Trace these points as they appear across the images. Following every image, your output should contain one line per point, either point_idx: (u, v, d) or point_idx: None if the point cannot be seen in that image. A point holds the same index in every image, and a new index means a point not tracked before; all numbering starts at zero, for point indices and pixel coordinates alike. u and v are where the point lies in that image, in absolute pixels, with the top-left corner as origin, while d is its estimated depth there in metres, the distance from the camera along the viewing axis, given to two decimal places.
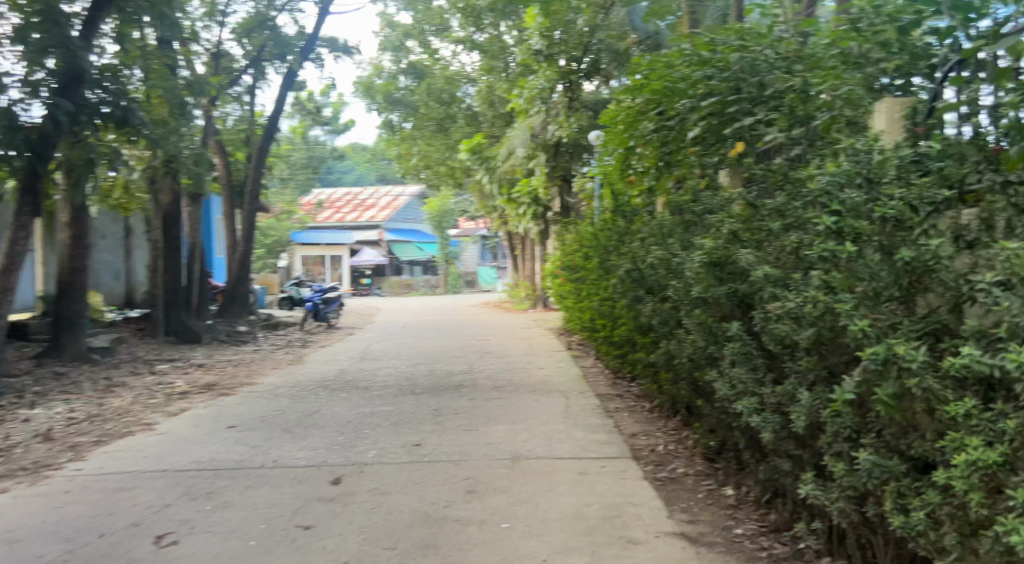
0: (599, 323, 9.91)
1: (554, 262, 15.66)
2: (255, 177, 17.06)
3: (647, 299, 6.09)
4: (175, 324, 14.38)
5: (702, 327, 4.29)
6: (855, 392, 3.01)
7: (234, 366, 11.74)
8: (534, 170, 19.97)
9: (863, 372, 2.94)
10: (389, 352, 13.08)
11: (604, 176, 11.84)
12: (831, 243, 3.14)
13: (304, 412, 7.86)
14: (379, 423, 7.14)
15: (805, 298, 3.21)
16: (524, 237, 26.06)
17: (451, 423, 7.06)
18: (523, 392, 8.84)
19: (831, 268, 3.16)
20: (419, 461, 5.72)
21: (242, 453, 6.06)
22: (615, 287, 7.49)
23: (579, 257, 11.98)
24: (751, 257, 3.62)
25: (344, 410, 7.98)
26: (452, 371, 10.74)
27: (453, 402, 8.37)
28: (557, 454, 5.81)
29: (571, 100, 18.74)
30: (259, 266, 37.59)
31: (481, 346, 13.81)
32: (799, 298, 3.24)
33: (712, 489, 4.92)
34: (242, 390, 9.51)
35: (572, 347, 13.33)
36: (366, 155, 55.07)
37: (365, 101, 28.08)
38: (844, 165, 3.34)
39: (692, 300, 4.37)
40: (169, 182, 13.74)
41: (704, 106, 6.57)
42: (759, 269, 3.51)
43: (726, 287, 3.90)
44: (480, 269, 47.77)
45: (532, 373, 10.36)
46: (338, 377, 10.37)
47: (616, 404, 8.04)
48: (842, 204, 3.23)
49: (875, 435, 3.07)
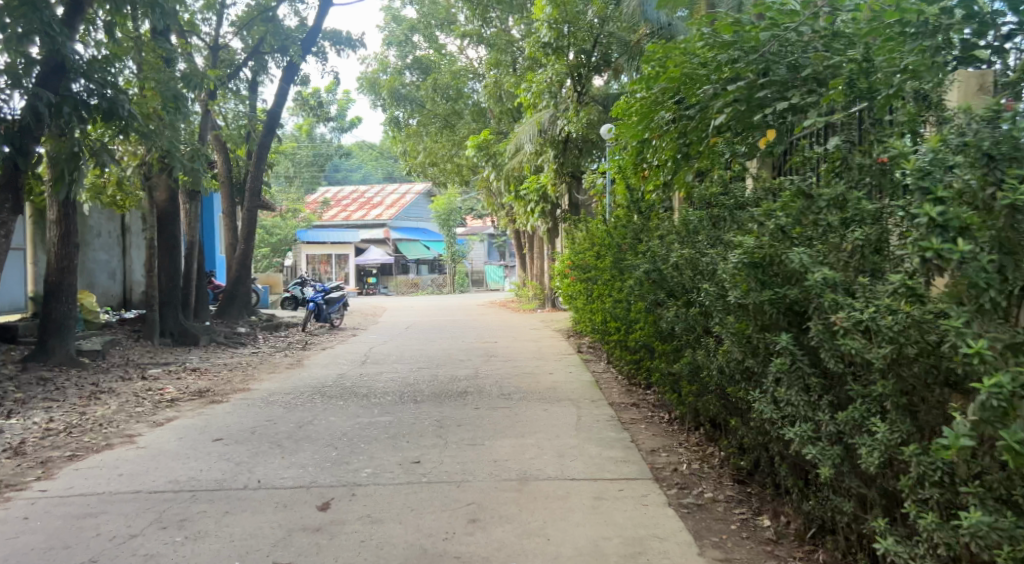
0: (612, 326, 9.39)
1: (563, 261, 15.12)
2: (256, 174, 16.53)
3: (669, 303, 5.57)
4: (171, 325, 13.86)
5: (738, 338, 3.78)
6: (970, 435, 2.47)
7: (229, 370, 11.24)
8: (543, 165, 19.47)
9: (981, 406, 2.43)
10: (393, 356, 12.57)
11: (616, 172, 11.38)
12: (933, 238, 2.60)
13: (298, 422, 7.35)
14: (377, 436, 6.63)
15: (888, 308, 2.69)
16: (532, 236, 25.51)
17: (454, 436, 6.53)
18: (532, 400, 8.31)
19: (928, 272, 2.64)
20: (417, 482, 5.20)
21: (225, 471, 5.55)
22: (631, 288, 6.97)
23: (590, 256, 11.44)
24: (804, 256, 3.10)
25: (341, 420, 7.46)
26: (458, 376, 10.22)
27: (458, 410, 7.85)
28: (569, 474, 5.30)
29: (581, 94, 18.07)
30: (265, 265, 37.18)
31: (487, 348, 13.29)
32: (877, 310, 2.73)
33: (746, 519, 4.40)
34: (235, 397, 9.00)
35: (582, 349, 12.80)
36: (373, 153, 54.48)
37: (370, 97, 27.53)
38: (951, 141, 2.76)
39: (725, 307, 3.85)
40: (166, 177, 13.24)
41: (731, 91, 6.07)
42: (817, 272, 2.99)
43: (768, 293, 3.36)
44: (488, 268, 47.21)
45: (541, 378, 9.83)
46: (337, 383, 9.85)
47: (631, 415, 7.52)
48: (948, 187, 2.67)
49: (981, 483, 2.59)
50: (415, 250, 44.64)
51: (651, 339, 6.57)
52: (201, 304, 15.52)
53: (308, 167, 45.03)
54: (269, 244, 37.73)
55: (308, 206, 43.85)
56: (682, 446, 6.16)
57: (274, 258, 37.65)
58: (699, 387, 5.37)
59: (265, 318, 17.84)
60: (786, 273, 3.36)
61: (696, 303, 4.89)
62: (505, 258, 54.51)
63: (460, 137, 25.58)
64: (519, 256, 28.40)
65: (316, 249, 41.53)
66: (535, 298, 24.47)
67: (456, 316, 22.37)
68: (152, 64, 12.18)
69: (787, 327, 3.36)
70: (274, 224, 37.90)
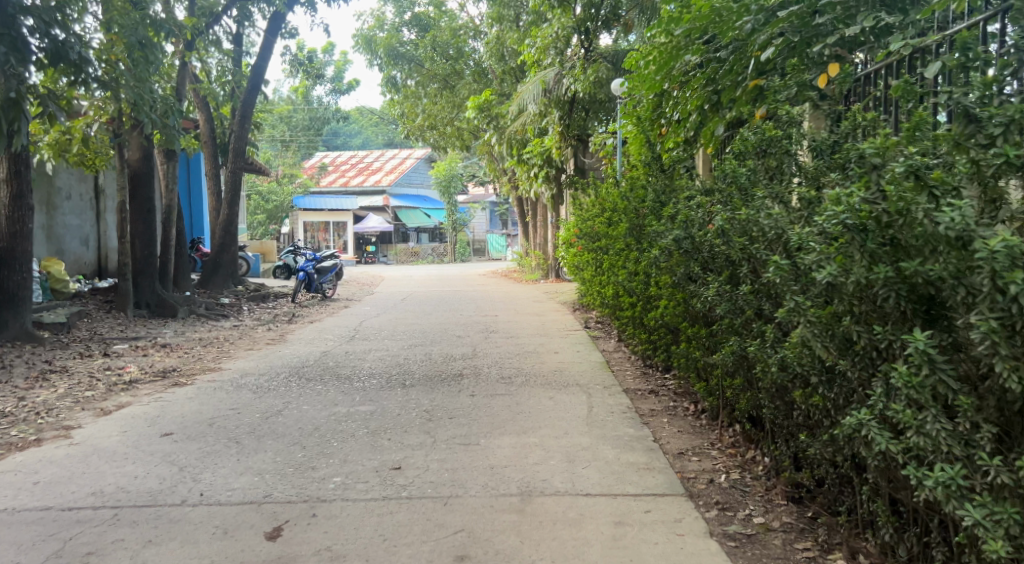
0: (625, 299, 8.45)
1: (569, 229, 14.03)
2: (240, 133, 15.46)
3: (705, 277, 4.63)
4: (147, 296, 12.86)
5: (821, 333, 2.88)
6: None
7: (204, 346, 10.24)
8: (548, 127, 18.37)
9: None
10: (385, 330, 11.58)
11: (632, 132, 10.34)
12: None
13: (265, 412, 6.35)
14: (354, 431, 5.63)
15: None
16: (536, 203, 24.37)
17: (444, 433, 5.53)
18: (536, 386, 7.31)
19: None
20: (394, 497, 4.23)
21: (165, 479, 4.57)
22: (652, 260, 6.02)
23: (600, 224, 10.41)
24: (965, 223, 2.29)
25: (315, 409, 6.47)
26: (454, 356, 9.22)
27: (450, 398, 6.86)
28: (581, 488, 4.32)
29: (588, 51, 16.98)
30: (260, 233, 36.24)
31: (486, 323, 12.29)
32: None
33: (815, 558, 3.51)
34: (201, 379, 7.99)
35: (590, 325, 11.80)
36: (372, 118, 53.15)
37: (366, 56, 26.25)
38: None
39: (807, 288, 2.96)
40: (137, 134, 12.26)
41: (781, 19, 5.03)
42: (993, 246, 2.18)
43: (887, 275, 2.51)
44: (490, 237, 46.11)
45: (546, 359, 8.83)
46: (319, 362, 8.84)
47: (650, 404, 6.54)
48: None
49: None
50: (415, 218, 43.52)
51: (675, 319, 5.64)
52: (182, 273, 14.53)
53: (305, 131, 43.80)
54: (264, 210, 36.65)
55: (305, 172, 42.71)
56: (715, 447, 5.25)
57: (270, 225, 36.63)
58: (739, 382, 4.48)
59: (253, 288, 16.85)
60: (908, 249, 2.53)
61: (746, 278, 3.93)
62: (508, 227, 53.37)
63: (460, 98, 24.41)
64: (521, 225, 27.29)
65: (313, 216, 40.45)
66: (538, 269, 23.46)
67: (455, 287, 21.31)
68: (120, 8, 11.11)
69: (911, 320, 2.54)
70: (269, 189, 36.79)
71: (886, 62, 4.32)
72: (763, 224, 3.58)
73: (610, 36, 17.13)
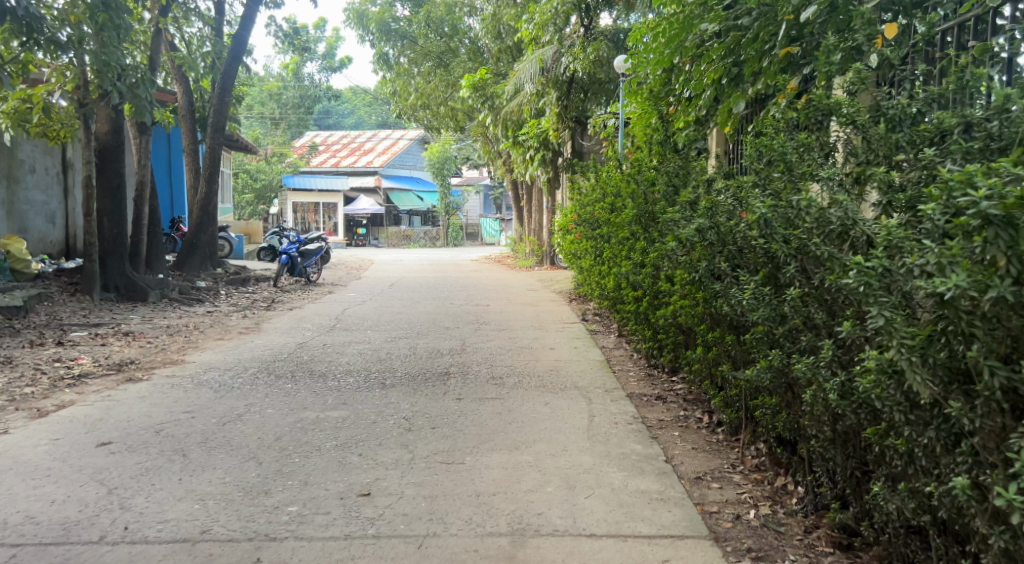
0: (628, 291, 7.73)
1: (565, 215, 13.27)
2: (220, 107, 14.67)
3: (734, 276, 3.92)
4: (115, 278, 12.07)
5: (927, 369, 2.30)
6: None
7: (171, 334, 9.47)
8: (544, 108, 17.59)
9: None
10: (369, 320, 10.84)
11: (642, 112, 9.59)
12: None
13: (223, 417, 5.60)
14: (321, 444, 4.90)
15: None
16: (532, 186, 23.55)
17: (424, 447, 4.80)
18: (529, 388, 6.58)
19: None
20: (358, 536, 3.50)
21: (86, 506, 3.83)
22: (666, 252, 5.33)
23: (601, 210, 9.67)
24: None
25: (280, 413, 5.72)
26: (441, 351, 8.48)
27: (434, 402, 6.12)
28: (583, 526, 3.60)
29: (588, 30, 16.26)
30: (248, 213, 35.43)
31: (478, 313, 11.55)
32: None
33: None
34: (160, 373, 7.23)
35: (588, 318, 11.06)
36: (365, 98, 52.13)
37: (358, 31, 25.36)
38: None
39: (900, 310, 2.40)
40: (104, 104, 11.56)
41: None
42: None
43: None
44: (483, 221, 45.32)
45: (541, 356, 8.11)
46: (292, 356, 8.09)
47: (657, 414, 5.80)
48: None
49: None
50: (407, 201, 42.57)
51: (691, 322, 4.94)
52: (155, 254, 13.70)
53: (295, 110, 42.87)
54: (252, 189, 35.79)
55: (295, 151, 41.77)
56: (737, 470, 4.54)
57: (259, 205, 35.76)
58: (773, 401, 3.83)
59: (233, 270, 16.05)
60: None
61: (794, 280, 3.24)
62: (502, 211, 52.52)
63: (454, 77, 23.56)
64: (516, 209, 26.49)
65: (303, 196, 39.77)
66: (533, 256, 22.69)
67: (446, 272, 20.52)
68: None
69: None
70: (258, 168, 35.97)
71: (974, 11, 3.65)
72: (828, 213, 2.93)
73: (609, 16, 16.56)
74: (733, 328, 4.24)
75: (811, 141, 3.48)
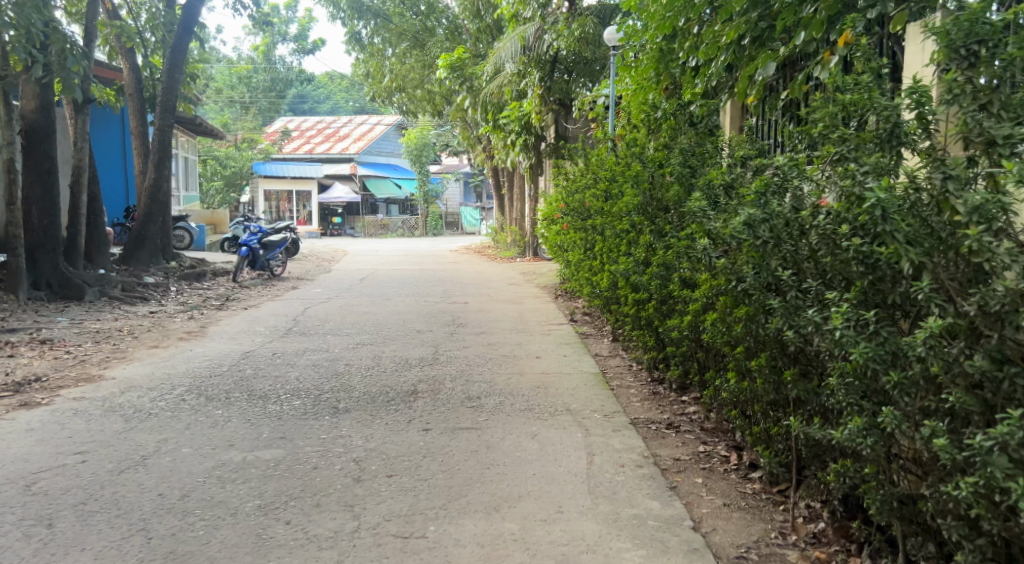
0: (625, 292, 6.58)
1: (549, 202, 12.17)
2: (170, 86, 13.40)
3: (802, 287, 2.86)
4: (47, 274, 10.76)
5: None
6: None
7: (98, 341, 8.21)
8: (526, 89, 16.45)
9: None
10: (331, 322, 9.63)
11: (642, 87, 8.53)
12: None
13: (121, 461, 4.39)
14: (238, 506, 3.72)
15: None
16: (513, 172, 22.37)
17: (373, 512, 3.64)
18: (513, 414, 5.42)
19: None
20: None
21: None
22: (689, 248, 4.24)
23: (592, 197, 8.56)
24: None
25: (197, 455, 4.51)
26: (410, 361, 7.30)
27: (395, 435, 4.95)
28: None
29: (572, 7, 15.18)
30: (218, 201, 34.02)
31: (454, 313, 10.37)
32: None
33: None
34: (66, 394, 5.98)
35: (575, 319, 9.88)
36: (341, 82, 50.62)
37: (329, 9, 23.91)
38: None
39: None
40: (27, 79, 10.31)
41: None
42: None
43: None
44: (463, 210, 44.01)
45: (526, 368, 6.94)
46: (233, 370, 6.88)
47: (669, 449, 4.65)
48: None
49: None
50: (384, 187, 40.87)
51: (723, 342, 3.81)
52: (95, 247, 12.43)
53: (266, 93, 41.75)
54: (222, 176, 34.36)
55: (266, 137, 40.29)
56: (790, 543, 3.38)
57: (229, 193, 34.34)
58: (860, 466, 2.78)
59: (188, 264, 14.74)
60: None
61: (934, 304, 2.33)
62: (483, 200, 51.13)
63: (430, 58, 22.31)
64: (496, 197, 25.27)
65: (276, 183, 38.35)
66: (515, 245, 21.53)
67: (423, 264, 19.31)
68: None
69: None
70: (227, 154, 34.52)
71: None
72: None
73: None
74: (787, 355, 3.21)
75: (957, 79, 2.53)
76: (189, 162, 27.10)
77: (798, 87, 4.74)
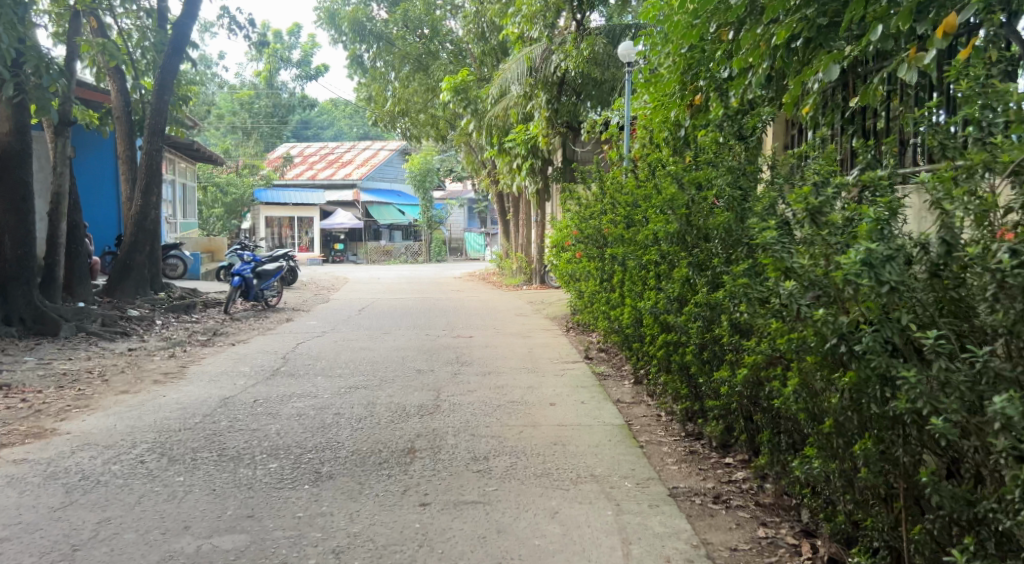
0: (652, 331, 5.79)
1: (559, 229, 11.40)
2: (161, 107, 12.71)
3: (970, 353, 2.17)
4: (21, 308, 9.92)
5: None
6: None
7: (62, 385, 7.36)
8: (532, 112, 15.70)
9: None
10: (324, 361, 8.80)
11: (664, 104, 7.82)
12: None
13: (46, 554, 3.54)
14: None
15: None
16: (519, 198, 21.61)
17: None
18: (528, 482, 4.57)
19: None
20: None
21: None
22: (751, 286, 3.50)
23: (610, 224, 7.81)
24: None
25: (141, 545, 3.67)
26: (408, 409, 6.45)
27: (385, 512, 4.10)
28: None
29: (581, 30, 14.55)
30: (219, 228, 33.41)
31: (458, 349, 9.53)
32: None
33: None
34: (5, 455, 5.13)
35: (591, 357, 8.99)
36: (344, 108, 50.19)
37: (330, 32, 23.30)
38: None
39: None
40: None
41: None
42: None
43: None
44: (467, 236, 43.34)
45: (540, 419, 6.09)
46: (206, 422, 6.04)
47: (720, 534, 3.81)
48: None
49: None
50: (387, 214, 40.54)
51: (801, 407, 3.05)
52: (76, 278, 11.60)
53: (267, 119, 41.23)
54: (223, 203, 33.72)
55: (267, 163, 39.67)
56: None
57: (230, 220, 33.70)
58: None
59: (178, 294, 13.95)
60: None
61: None
62: (488, 225, 50.47)
63: (433, 81, 21.70)
64: (501, 223, 24.52)
65: (278, 211, 37.05)
66: (521, 272, 20.70)
67: (425, 293, 18.49)
68: None
69: None
70: (228, 181, 33.90)
71: None
72: None
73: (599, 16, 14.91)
74: (907, 435, 2.49)
75: None
76: (188, 189, 26.44)
77: (873, 93, 4.07)
